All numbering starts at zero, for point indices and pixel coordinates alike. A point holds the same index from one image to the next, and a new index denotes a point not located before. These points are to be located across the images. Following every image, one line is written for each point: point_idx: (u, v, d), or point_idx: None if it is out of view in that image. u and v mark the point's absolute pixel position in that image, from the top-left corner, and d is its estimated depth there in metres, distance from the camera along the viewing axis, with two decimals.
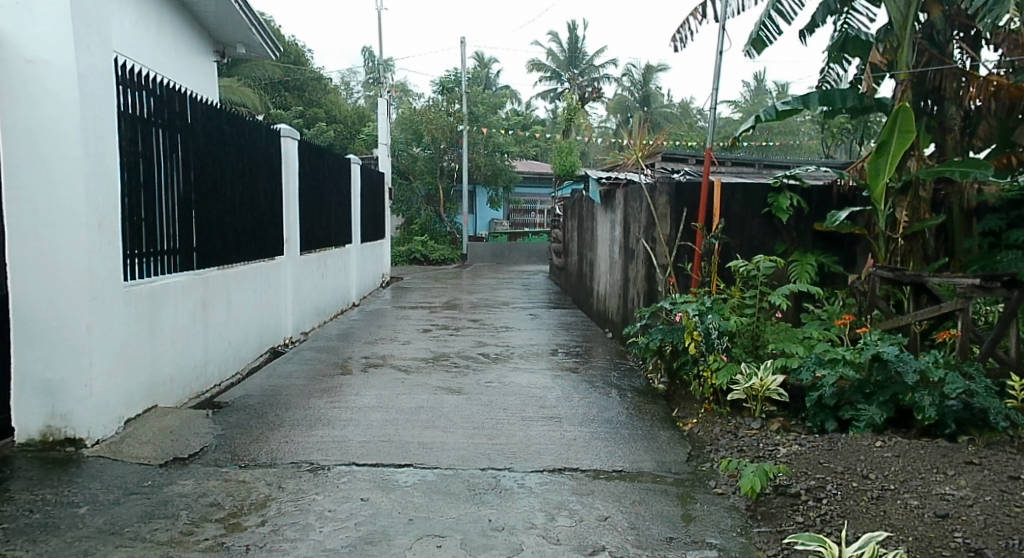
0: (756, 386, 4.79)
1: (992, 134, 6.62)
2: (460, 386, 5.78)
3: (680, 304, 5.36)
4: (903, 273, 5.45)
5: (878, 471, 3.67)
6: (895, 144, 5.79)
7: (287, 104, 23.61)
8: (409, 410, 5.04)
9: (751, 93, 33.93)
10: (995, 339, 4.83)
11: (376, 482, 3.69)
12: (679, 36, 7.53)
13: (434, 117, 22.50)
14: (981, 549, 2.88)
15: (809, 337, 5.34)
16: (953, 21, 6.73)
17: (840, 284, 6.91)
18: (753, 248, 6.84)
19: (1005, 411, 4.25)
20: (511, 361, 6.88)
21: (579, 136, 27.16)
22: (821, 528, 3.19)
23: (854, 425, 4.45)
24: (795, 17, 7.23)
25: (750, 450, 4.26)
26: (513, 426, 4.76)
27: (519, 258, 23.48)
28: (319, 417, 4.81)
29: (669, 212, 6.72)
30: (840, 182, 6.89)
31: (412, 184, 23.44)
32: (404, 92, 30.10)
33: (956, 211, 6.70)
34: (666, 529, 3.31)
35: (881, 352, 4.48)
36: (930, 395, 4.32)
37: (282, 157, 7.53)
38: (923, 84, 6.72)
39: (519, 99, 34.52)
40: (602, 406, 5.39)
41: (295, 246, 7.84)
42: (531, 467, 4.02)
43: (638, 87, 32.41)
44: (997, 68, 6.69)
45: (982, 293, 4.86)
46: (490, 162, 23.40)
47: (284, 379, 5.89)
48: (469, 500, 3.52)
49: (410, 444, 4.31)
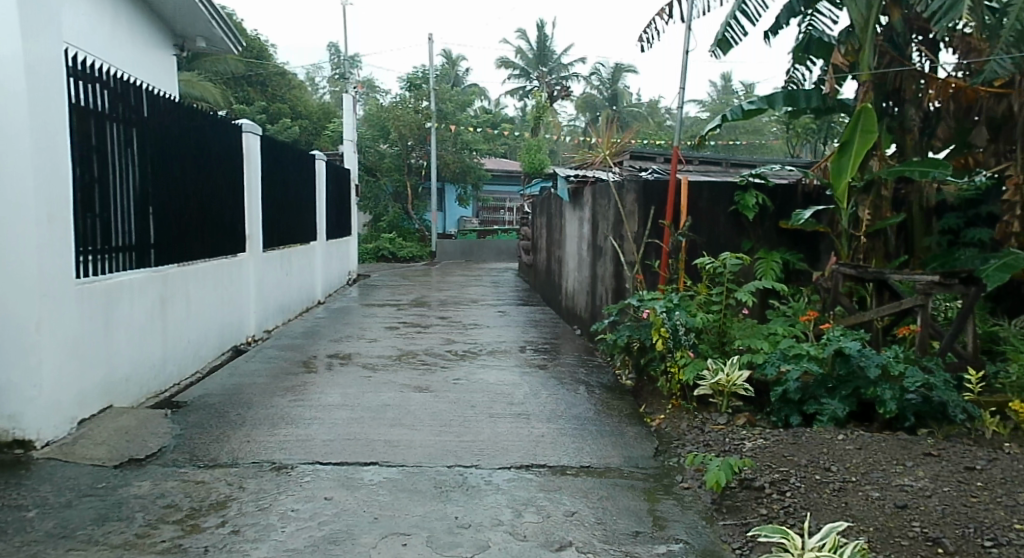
0: (722, 382, 4.84)
1: (951, 135, 6.80)
2: (427, 383, 5.75)
3: (647, 301, 5.39)
4: (865, 270, 5.52)
5: (839, 464, 3.73)
6: (858, 144, 5.87)
7: (250, 99, 23.32)
8: (375, 408, 5.00)
9: (718, 93, 34.37)
10: (955, 332, 4.95)
11: (340, 481, 3.65)
12: (646, 36, 7.54)
13: (402, 114, 22.47)
14: (939, 538, 2.92)
15: (774, 333, 5.41)
16: (911, 24, 6.83)
17: (804, 281, 7.02)
18: (721, 246, 6.90)
19: (964, 405, 4.33)
20: (479, 358, 6.86)
21: (549, 133, 27.28)
22: (785, 520, 3.24)
23: (818, 419, 4.52)
24: (759, 19, 7.31)
25: (716, 444, 4.30)
26: (480, 424, 4.73)
27: (488, 256, 23.39)
28: (282, 416, 4.74)
29: (636, 211, 6.74)
30: (805, 182, 7.02)
31: (379, 180, 23.18)
32: (370, 89, 29.79)
33: (916, 210, 6.86)
34: (633, 523, 3.32)
35: (844, 347, 4.55)
36: (891, 389, 4.41)
37: (243, 152, 7.38)
38: (884, 87, 6.83)
39: (488, 99, 34.57)
40: (570, 403, 5.38)
41: (257, 243, 7.70)
42: (499, 463, 4.01)
43: (607, 86, 32.64)
44: (956, 71, 6.78)
45: (941, 290, 4.97)
46: (459, 159, 23.40)
47: (246, 378, 5.79)
48: (436, 498, 3.50)
49: (376, 442, 4.27)
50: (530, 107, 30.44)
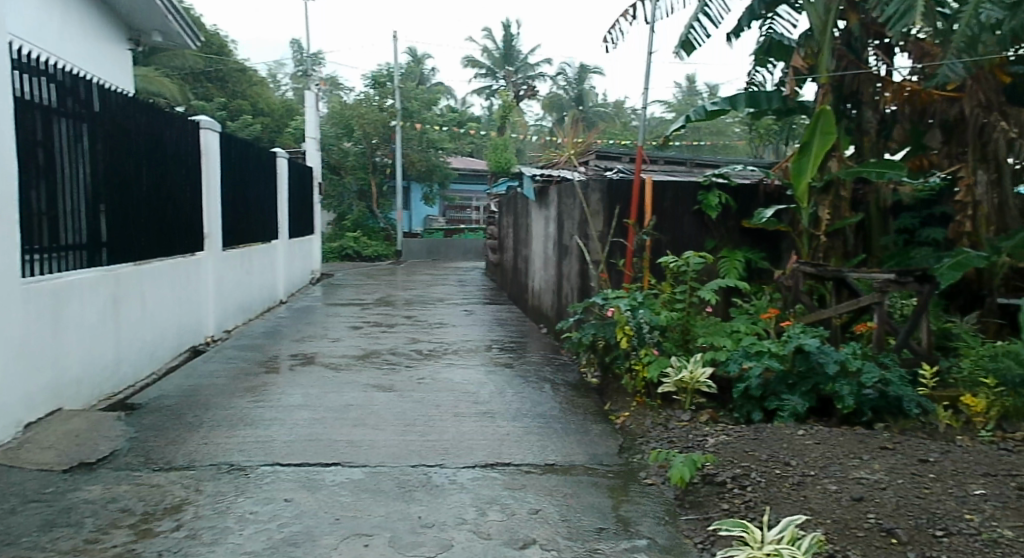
0: (686, 379, 4.88)
1: (907, 138, 6.94)
2: (391, 383, 5.71)
3: (612, 300, 5.41)
4: (824, 268, 5.63)
5: (799, 458, 3.79)
6: (817, 145, 5.99)
7: (210, 95, 22.94)
8: (338, 408, 4.95)
9: (683, 93, 34.69)
10: (911, 329, 5.05)
11: (301, 482, 3.61)
12: (611, 37, 7.58)
13: (366, 112, 22.29)
14: (894, 529, 2.97)
15: (737, 331, 5.49)
16: (868, 29, 6.97)
17: (767, 279, 7.12)
18: (684, 245, 6.97)
19: (917, 399, 4.48)
20: (444, 357, 6.83)
21: (516, 132, 27.27)
22: (745, 514, 3.29)
23: (779, 415, 4.60)
24: (722, 21, 7.40)
25: (680, 440, 4.34)
26: (444, 423, 4.71)
27: (454, 255, 23.30)
28: (242, 417, 4.66)
29: (601, 210, 6.77)
30: (766, 182, 7.14)
31: (343, 178, 23.02)
32: (333, 87, 29.41)
33: (873, 210, 7.02)
34: (596, 520, 3.34)
35: (803, 344, 4.60)
36: (848, 385, 4.50)
37: (201, 149, 7.24)
38: (842, 89, 6.94)
39: (454, 97, 34.48)
40: (536, 401, 5.39)
41: (216, 242, 7.56)
42: (463, 462, 4.00)
43: (574, 86, 32.79)
44: (910, 75, 6.94)
45: (897, 287, 5.06)
46: (425, 158, 23.25)
47: (205, 379, 5.70)
48: (399, 497, 3.47)
49: (339, 442, 4.23)
50: (496, 106, 30.40)
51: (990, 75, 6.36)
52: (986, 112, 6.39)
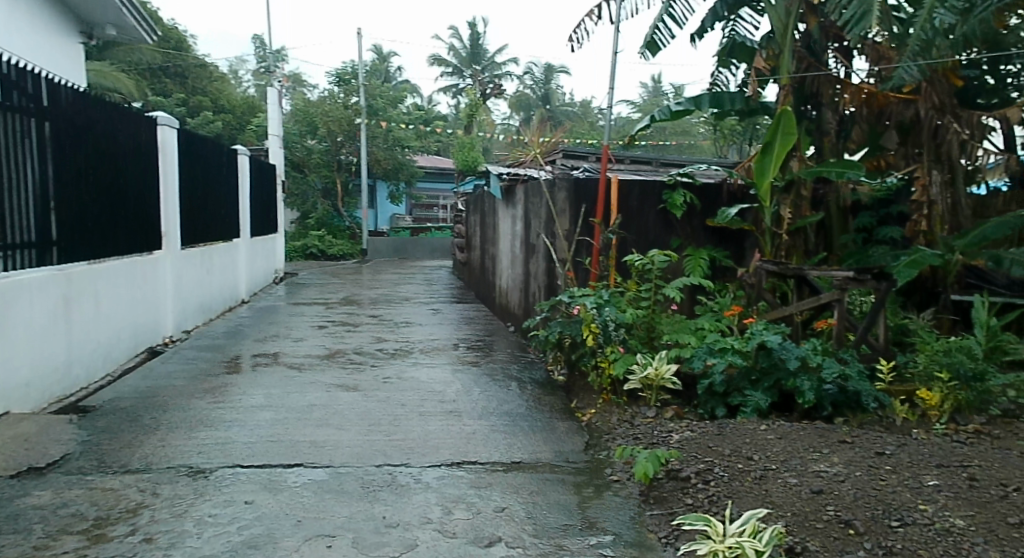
0: (651, 375, 4.91)
1: (865, 138, 6.98)
2: (356, 382, 5.65)
3: (578, 297, 5.43)
4: (786, 266, 5.72)
5: (761, 452, 3.85)
6: (779, 145, 6.06)
7: (168, 90, 22.48)
8: (301, 408, 4.88)
9: (649, 93, 34.97)
10: (869, 325, 5.16)
11: (263, 483, 3.55)
12: (576, 36, 7.61)
13: (331, 109, 22.05)
14: (851, 520, 3.03)
15: (701, 328, 5.53)
16: (828, 33, 7.09)
17: (731, 277, 7.21)
18: (650, 243, 7.02)
19: (874, 393, 4.59)
20: (410, 356, 6.79)
21: (482, 131, 27.21)
22: (709, 508, 3.33)
23: (742, 410, 4.66)
24: (686, 22, 7.48)
25: (645, 437, 4.37)
26: (409, 422, 4.68)
27: (421, 254, 23.18)
28: (202, 419, 4.58)
29: (568, 209, 6.79)
30: (730, 181, 7.22)
31: (307, 176, 22.76)
32: (296, 84, 29.05)
33: (833, 209, 7.19)
34: (562, 517, 3.35)
35: (766, 341, 4.68)
36: (809, 380, 4.59)
37: (157, 146, 7.08)
38: (803, 90, 7.08)
39: (421, 95, 34.31)
40: (502, 399, 5.39)
41: (174, 241, 7.41)
42: (429, 461, 3.98)
43: (540, 86, 32.86)
44: (868, 77, 7.07)
45: (855, 285, 5.18)
46: (391, 156, 23.05)
47: (163, 380, 5.58)
48: (364, 498, 3.44)
49: (302, 443, 4.17)
50: (463, 105, 30.32)
51: (943, 79, 6.57)
52: (940, 115, 6.59)
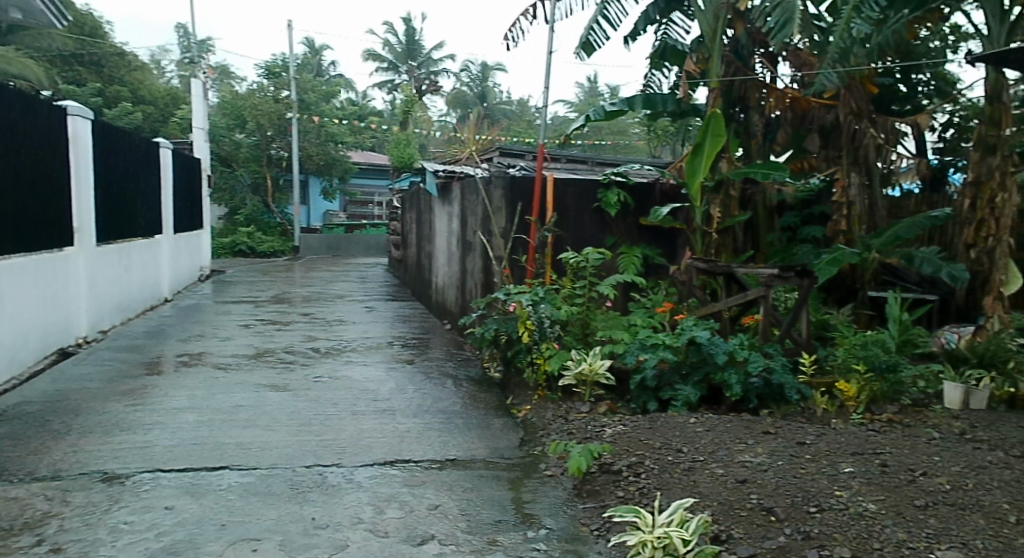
0: (585, 371, 4.98)
1: (789, 141, 7.38)
2: (285, 382, 5.54)
3: (514, 294, 5.46)
4: (716, 264, 5.87)
5: (690, 445, 3.94)
6: (708, 146, 6.21)
7: (81, 79, 21.47)
8: (227, 409, 4.76)
9: (585, 93, 35.32)
10: (792, 321, 5.32)
11: (185, 488, 3.44)
12: (510, 35, 7.63)
13: (260, 102, 21.47)
14: (773, 507, 3.14)
15: (634, 324, 5.64)
16: (754, 38, 7.28)
17: (663, 274, 7.34)
18: (586, 241, 7.10)
19: (797, 386, 4.76)
20: (343, 355, 6.70)
21: (418, 127, 26.98)
22: (639, 500, 3.39)
23: (673, 404, 4.77)
24: (620, 24, 7.60)
25: (578, 431, 4.42)
26: (341, 422, 4.61)
27: (356, 250, 22.86)
28: (118, 423, 4.40)
29: (504, 207, 6.79)
30: (662, 181, 7.38)
31: (236, 171, 22.14)
32: (223, 76, 28.18)
33: (761, 209, 7.45)
34: (496, 513, 3.35)
35: (695, 336, 4.77)
36: (736, 373, 4.71)
37: (68, 137, 6.76)
38: (731, 94, 7.18)
39: (355, 90, 33.79)
40: (437, 396, 5.36)
41: (88, 237, 7.09)
42: (361, 461, 3.93)
43: (477, 83, 32.79)
44: (792, 82, 7.33)
45: (780, 282, 5.36)
46: (323, 151, 22.65)
47: (77, 383, 5.35)
48: (293, 499, 3.37)
49: (227, 445, 4.06)
50: (399, 101, 29.98)
51: (859, 86, 6.89)
52: (858, 120, 6.86)
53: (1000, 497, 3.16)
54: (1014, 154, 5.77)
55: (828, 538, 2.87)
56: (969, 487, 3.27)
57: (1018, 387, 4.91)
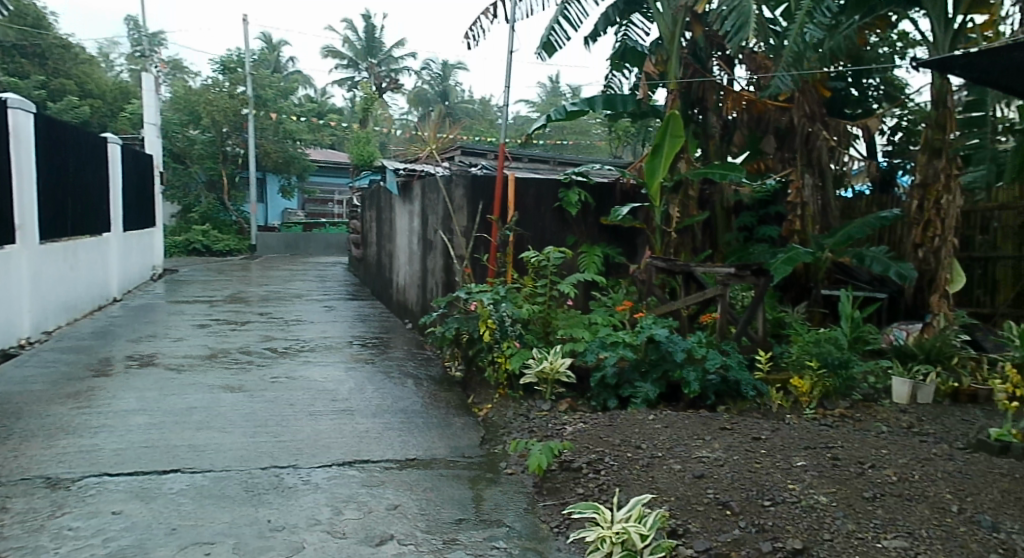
0: (547, 369, 5.00)
1: (746, 142, 7.39)
2: (240, 383, 5.44)
3: (475, 293, 5.44)
4: (674, 263, 5.94)
5: (649, 441, 3.98)
6: (667, 147, 6.29)
7: (24, 71, 20.48)
8: (179, 411, 4.65)
9: (547, 93, 35.43)
10: (749, 319, 5.42)
11: (134, 492, 3.36)
12: (471, 34, 7.62)
13: (214, 98, 21.03)
14: (728, 501, 3.18)
15: (594, 322, 5.67)
16: (711, 41, 7.42)
17: (624, 273, 7.41)
18: (546, 240, 7.13)
19: (754, 382, 4.84)
20: (301, 355, 6.60)
21: (379, 126, 26.75)
22: (598, 497, 3.42)
23: (632, 402, 4.81)
24: (581, 25, 7.63)
25: (539, 430, 4.43)
26: (298, 422, 4.54)
27: (315, 248, 22.57)
28: (63, 426, 4.27)
29: (465, 206, 6.74)
30: (622, 181, 7.44)
31: (189, 168, 21.64)
32: (175, 70, 27.49)
33: (719, 209, 7.55)
34: (456, 512, 3.34)
35: (654, 334, 4.83)
36: (694, 370, 4.77)
37: (9, 131, 6.53)
38: (689, 96, 7.37)
39: (314, 86, 33.33)
40: (397, 396, 5.32)
41: (31, 234, 6.86)
42: (318, 462, 3.88)
43: (438, 82, 32.66)
44: (749, 85, 7.44)
45: (736, 280, 5.45)
46: (281, 148, 22.30)
47: (19, 386, 5.17)
48: (248, 502, 3.31)
49: (179, 448, 3.97)
50: (358, 98, 29.69)
51: (813, 90, 7.05)
52: (811, 122, 7.07)
53: (943, 487, 3.25)
54: (957, 157, 5.92)
55: (781, 530, 2.91)
56: (915, 479, 3.36)
57: (961, 381, 5.12)
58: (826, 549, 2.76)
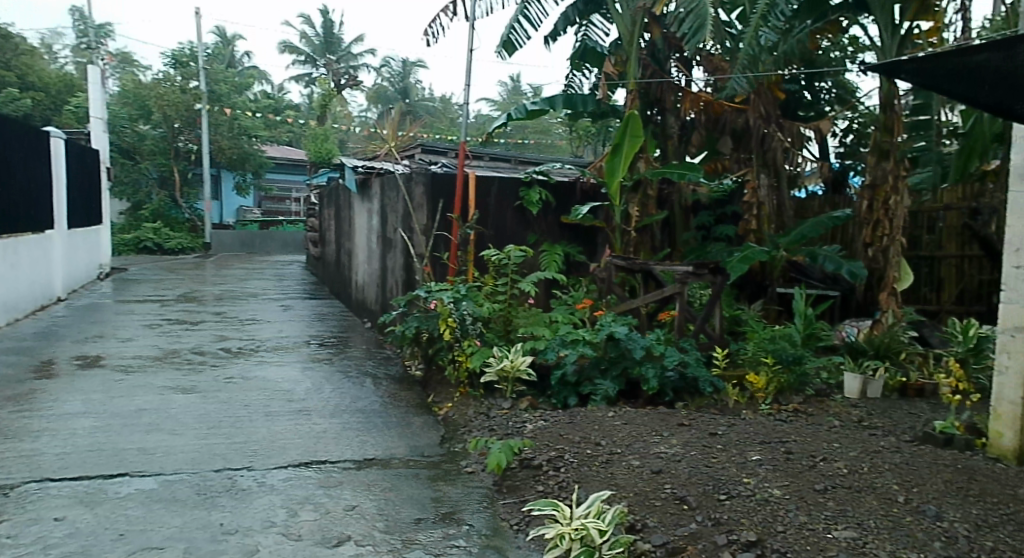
0: (507, 367, 4.98)
1: (704, 142, 7.51)
2: (192, 384, 5.31)
3: (435, 292, 5.40)
4: (634, 262, 5.99)
5: (608, 438, 4.00)
6: (626, 147, 6.33)
7: None
8: (127, 413, 4.53)
9: (507, 92, 35.42)
10: (706, 316, 5.49)
11: (78, 498, 3.25)
12: (431, 32, 7.56)
13: (166, 93, 20.52)
14: (686, 496, 3.21)
15: (555, 320, 5.67)
16: (670, 43, 7.47)
17: (584, 272, 7.45)
18: (507, 238, 7.13)
19: (711, 378, 4.90)
20: (256, 355, 6.48)
21: (337, 123, 26.43)
22: (558, 494, 3.42)
23: (592, 399, 4.84)
24: (541, 24, 7.64)
25: (500, 428, 4.41)
26: (253, 424, 4.45)
27: (272, 247, 22.20)
28: (2, 430, 4.12)
29: (425, 204, 6.69)
30: (583, 180, 7.48)
31: (139, 164, 21.08)
32: (123, 64, 26.76)
33: (677, 208, 7.65)
34: (415, 512, 3.31)
35: (613, 332, 4.86)
36: (653, 367, 4.82)
37: None
38: (648, 96, 7.40)
39: (270, 82, 32.77)
40: (355, 396, 5.25)
41: None
42: (274, 463, 3.81)
43: (398, 79, 32.41)
44: (706, 87, 7.53)
45: (694, 279, 5.50)
46: (236, 145, 21.88)
47: None
48: (199, 505, 3.23)
49: (127, 451, 3.86)
50: (316, 95, 29.32)
51: (769, 91, 7.12)
52: (766, 124, 7.17)
53: (891, 479, 3.33)
54: (904, 159, 6.10)
55: (736, 523, 2.95)
56: (864, 471, 3.44)
57: (909, 376, 5.27)
58: (779, 540, 2.80)
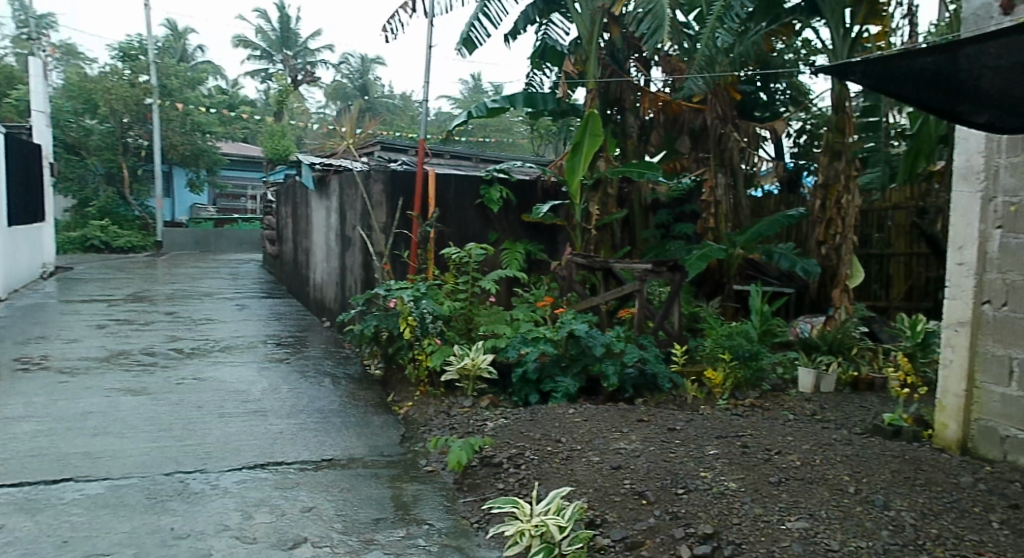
0: (468, 365, 4.94)
1: (662, 142, 7.59)
2: (143, 386, 5.17)
3: (394, 290, 5.34)
4: (594, 259, 6.00)
5: (568, 435, 4.00)
6: (587, 145, 6.35)
7: None
8: (72, 416, 4.38)
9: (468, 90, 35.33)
10: (665, 313, 5.54)
11: (19, 504, 3.13)
12: (390, 28, 7.48)
13: (115, 87, 19.98)
14: (644, 491, 3.23)
15: (516, 318, 5.66)
16: (628, 42, 7.54)
17: (545, 270, 7.46)
18: (468, 237, 7.10)
19: (669, 374, 4.94)
20: (210, 355, 6.33)
21: (295, 119, 26.03)
22: (518, 491, 3.41)
23: (553, 396, 4.84)
24: (500, 22, 7.61)
25: (460, 426, 4.39)
26: (207, 426, 4.35)
27: (227, 245, 21.76)
28: None
29: (384, 202, 6.62)
30: (543, 178, 7.48)
31: (86, 160, 20.47)
32: (68, 56, 25.94)
33: (637, 207, 7.72)
34: (374, 512, 3.26)
35: (574, 329, 4.86)
36: (613, 364, 4.84)
37: None
38: (608, 95, 7.42)
39: (224, 77, 32.13)
40: (312, 396, 5.17)
41: None
42: (228, 466, 3.72)
43: (357, 76, 32.07)
44: (665, 87, 7.60)
45: (653, 276, 5.53)
46: (189, 141, 21.41)
47: None
48: (148, 510, 3.14)
49: (72, 456, 3.74)
50: (272, 91, 28.86)
51: (725, 92, 7.21)
52: (722, 124, 7.25)
53: (842, 470, 3.40)
54: (855, 160, 6.23)
55: (694, 516, 2.97)
56: (817, 463, 3.50)
57: (860, 370, 5.39)
58: (734, 532, 2.84)
